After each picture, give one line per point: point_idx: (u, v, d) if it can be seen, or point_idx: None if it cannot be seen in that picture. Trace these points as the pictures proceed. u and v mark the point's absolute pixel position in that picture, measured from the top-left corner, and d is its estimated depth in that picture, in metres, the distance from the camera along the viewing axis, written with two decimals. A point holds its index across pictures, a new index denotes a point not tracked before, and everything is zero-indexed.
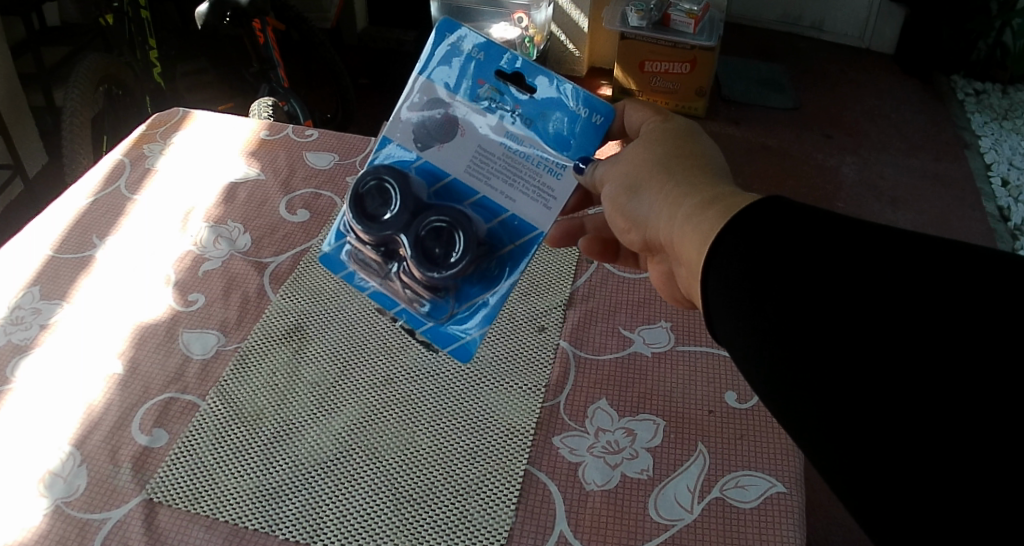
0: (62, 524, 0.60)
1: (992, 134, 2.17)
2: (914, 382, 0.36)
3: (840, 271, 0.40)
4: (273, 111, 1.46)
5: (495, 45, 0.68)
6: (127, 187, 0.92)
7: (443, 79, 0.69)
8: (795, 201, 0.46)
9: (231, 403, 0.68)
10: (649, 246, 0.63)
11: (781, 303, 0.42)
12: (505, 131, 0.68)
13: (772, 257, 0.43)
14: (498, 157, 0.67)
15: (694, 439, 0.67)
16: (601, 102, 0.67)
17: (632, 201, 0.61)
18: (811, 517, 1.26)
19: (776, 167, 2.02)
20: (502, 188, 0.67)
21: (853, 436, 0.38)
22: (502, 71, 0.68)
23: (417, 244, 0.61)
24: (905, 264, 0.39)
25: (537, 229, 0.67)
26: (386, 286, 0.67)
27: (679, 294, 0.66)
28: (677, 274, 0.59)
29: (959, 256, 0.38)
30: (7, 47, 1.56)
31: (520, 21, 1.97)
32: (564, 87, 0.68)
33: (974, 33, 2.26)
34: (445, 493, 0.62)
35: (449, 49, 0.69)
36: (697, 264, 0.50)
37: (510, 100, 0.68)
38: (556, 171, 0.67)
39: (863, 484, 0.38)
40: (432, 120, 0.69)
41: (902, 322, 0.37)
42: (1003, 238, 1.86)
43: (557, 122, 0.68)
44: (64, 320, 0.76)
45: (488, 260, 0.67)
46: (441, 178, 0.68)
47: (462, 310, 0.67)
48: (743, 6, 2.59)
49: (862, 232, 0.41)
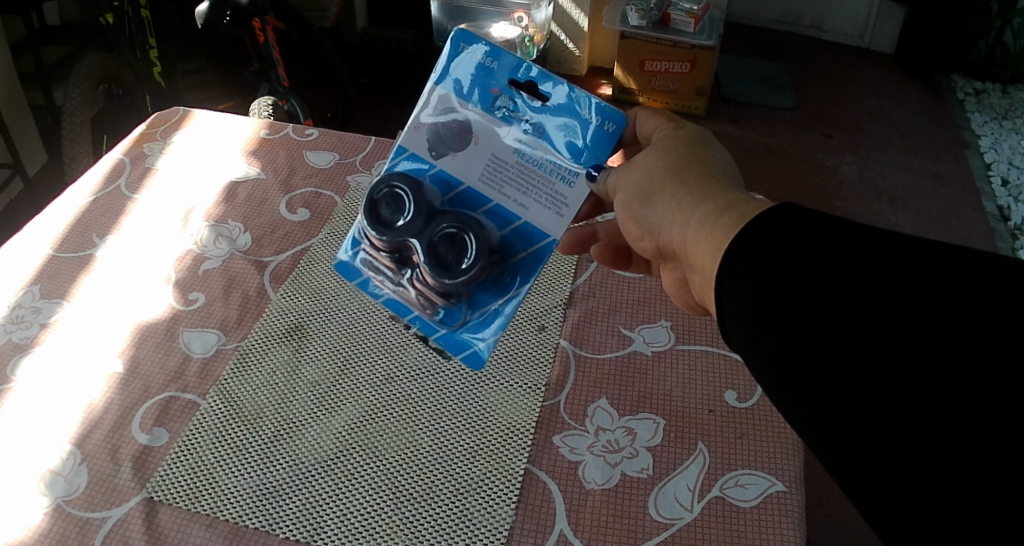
0: (62, 523, 0.60)
1: (992, 134, 2.17)
2: (917, 383, 0.36)
3: (846, 276, 0.41)
4: (273, 111, 1.46)
5: (508, 55, 0.69)
6: (127, 186, 0.92)
7: (456, 87, 0.69)
8: (807, 209, 0.46)
9: (231, 402, 0.68)
10: (662, 253, 0.62)
11: (788, 304, 0.42)
12: (519, 139, 0.68)
13: (781, 262, 0.43)
14: (511, 165, 0.68)
15: (694, 438, 0.67)
16: (614, 110, 0.67)
17: (644, 209, 0.61)
18: (811, 517, 1.26)
19: (776, 167, 2.02)
20: (515, 196, 0.67)
21: (856, 435, 0.38)
22: (515, 80, 0.69)
23: (430, 251, 0.62)
24: (909, 270, 0.39)
25: (550, 236, 0.67)
26: (399, 293, 0.67)
27: (693, 301, 0.66)
28: (690, 280, 0.59)
29: (962, 263, 0.38)
30: (7, 46, 1.56)
31: (519, 20, 1.96)
32: (578, 96, 0.68)
33: (974, 33, 2.26)
34: (446, 492, 0.62)
35: (463, 58, 0.69)
36: (710, 272, 0.50)
37: (523, 109, 0.68)
38: (569, 179, 0.67)
39: (867, 480, 0.38)
40: (446, 128, 0.69)
41: (902, 323, 0.37)
42: (1002, 238, 1.85)
43: (571, 131, 0.68)
44: (64, 319, 0.76)
45: (500, 268, 0.66)
46: (455, 187, 0.68)
47: (474, 317, 0.67)
48: (743, 6, 2.60)
49: (862, 235, 0.42)
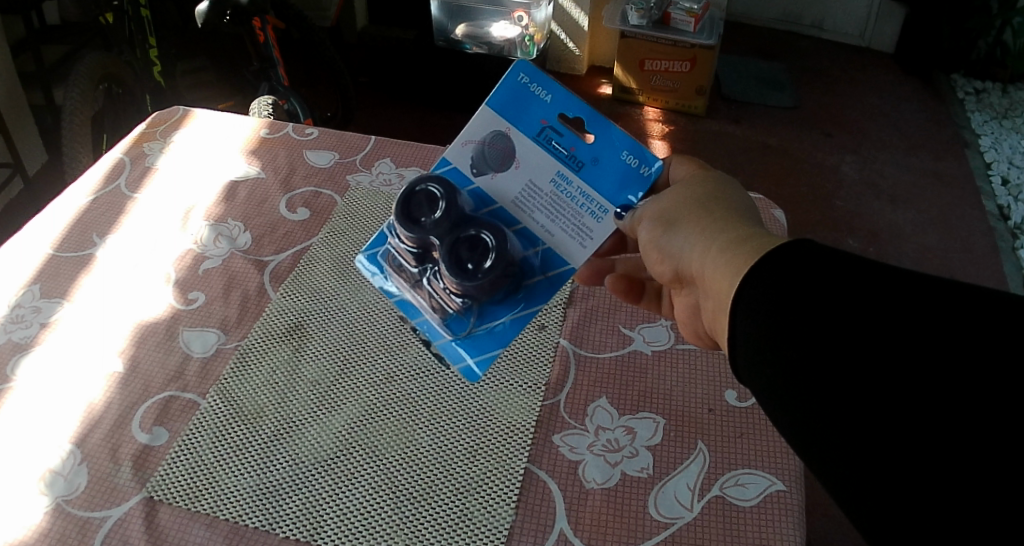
0: (62, 523, 0.60)
1: (992, 133, 2.16)
2: (919, 391, 0.37)
3: (849, 293, 0.41)
4: (273, 110, 1.46)
5: (563, 91, 0.68)
6: (127, 185, 0.92)
7: (508, 112, 0.69)
8: (819, 243, 0.46)
9: (231, 402, 0.68)
10: (680, 278, 0.61)
11: (792, 318, 0.43)
12: (557, 170, 0.68)
13: (782, 281, 0.45)
14: (545, 194, 0.68)
15: (694, 438, 0.67)
16: (652, 154, 0.66)
17: (666, 236, 0.60)
18: (810, 516, 1.26)
19: (775, 166, 2.01)
20: (544, 222, 0.67)
21: (854, 443, 0.38)
22: (565, 115, 0.68)
23: (450, 250, 0.61)
24: (898, 279, 0.41)
25: (569, 264, 0.67)
26: (415, 293, 0.67)
27: (701, 330, 0.65)
28: (703, 308, 0.58)
29: (959, 284, 0.40)
30: (7, 46, 1.56)
31: (519, 20, 1.98)
32: (623, 137, 0.67)
33: (974, 32, 2.25)
34: (446, 491, 0.62)
35: (518, 84, 0.69)
36: (726, 297, 0.50)
37: (568, 143, 0.68)
38: (597, 215, 0.66)
39: (867, 488, 0.38)
40: (491, 149, 0.69)
41: (896, 331, 0.39)
42: (1002, 237, 1.84)
43: (610, 167, 0.67)
44: (65, 318, 0.76)
45: (517, 284, 0.65)
46: (489, 204, 0.68)
47: (481, 330, 0.65)
48: (743, 5, 2.60)
49: (851, 256, 0.44)
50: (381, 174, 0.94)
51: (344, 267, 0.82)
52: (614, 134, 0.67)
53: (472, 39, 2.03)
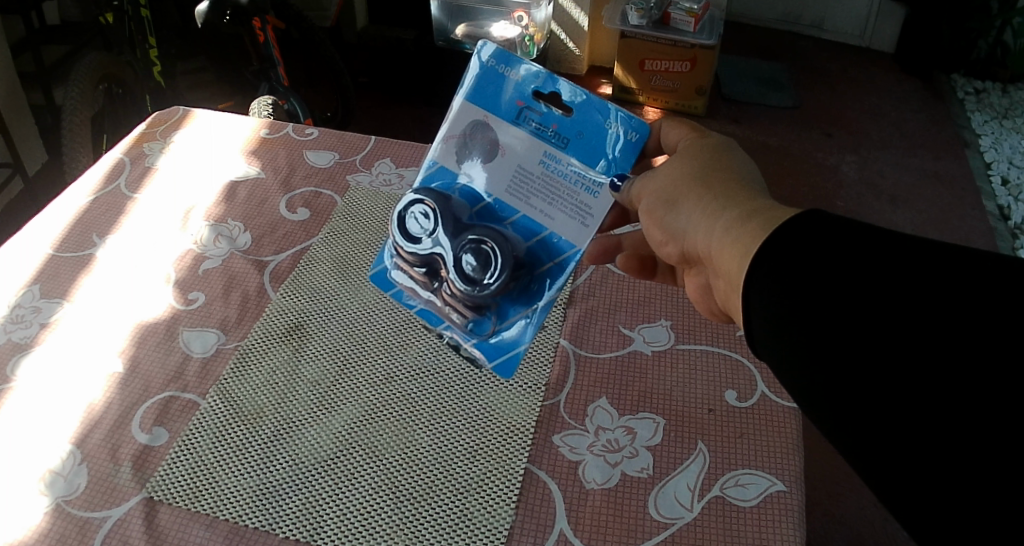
0: (63, 523, 0.59)
1: (992, 133, 2.16)
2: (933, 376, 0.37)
3: (862, 278, 0.41)
4: (273, 110, 1.47)
5: (533, 67, 0.68)
6: (127, 186, 0.92)
7: (482, 100, 0.69)
8: (831, 214, 0.47)
9: (231, 402, 0.68)
10: (687, 258, 0.61)
11: (805, 307, 0.43)
12: (543, 150, 0.67)
13: (785, 275, 0.45)
14: (538, 177, 0.67)
15: (693, 438, 0.67)
16: (638, 119, 0.66)
17: (669, 215, 0.60)
18: (811, 516, 1.26)
19: (776, 166, 2.01)
20: (542, 207, 0.67)
21: (865, 434, 0.39)
22: (540, 91, 0.68)
23: (457, 262, 0.63)
24: (901, 264, 0.41)
25: (575, 247, 0.66)
26: (433, 303, 0.68)
27: (716, 307, 0.64)
28: (715, 287, 0.58)
29: (979, 265, 0.39)
30: (6, 46, 1.56)
31: (519, 19, 1.96)
32: (602, 106, 0.67)
33: (974, 32, 2.25)
34: (446, 491, 0.62)
35: (488, 71, 0.69)
36: (738, 277, 0.50)
37: (547, 120, 0.67)
38: (593, 190, 0.66)
39: (892, 474, 0.38)
40: (474, 141, 0.69)
41: (897, 325, 0.39)
42: (1002, 238, 1.84)
43: (596, 140, 0.67)
44: (65, 318, 0.76)
45: (527, 281, 0.67)
46: (482, 199, 0.68)
47: (503, 326, 0.67)
48: (743, 5, 2.60)
49: (852, 237, 0.44)
50: (381, 174, 0.94)
51: (343, 267, 0.82)
52: (592, 106, 0.67)
53: (472, 39, 2.04)
